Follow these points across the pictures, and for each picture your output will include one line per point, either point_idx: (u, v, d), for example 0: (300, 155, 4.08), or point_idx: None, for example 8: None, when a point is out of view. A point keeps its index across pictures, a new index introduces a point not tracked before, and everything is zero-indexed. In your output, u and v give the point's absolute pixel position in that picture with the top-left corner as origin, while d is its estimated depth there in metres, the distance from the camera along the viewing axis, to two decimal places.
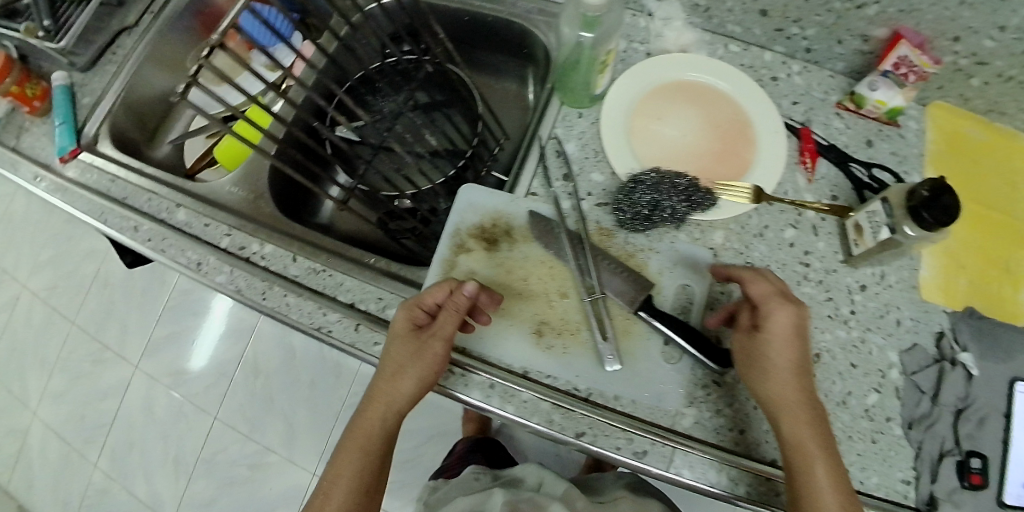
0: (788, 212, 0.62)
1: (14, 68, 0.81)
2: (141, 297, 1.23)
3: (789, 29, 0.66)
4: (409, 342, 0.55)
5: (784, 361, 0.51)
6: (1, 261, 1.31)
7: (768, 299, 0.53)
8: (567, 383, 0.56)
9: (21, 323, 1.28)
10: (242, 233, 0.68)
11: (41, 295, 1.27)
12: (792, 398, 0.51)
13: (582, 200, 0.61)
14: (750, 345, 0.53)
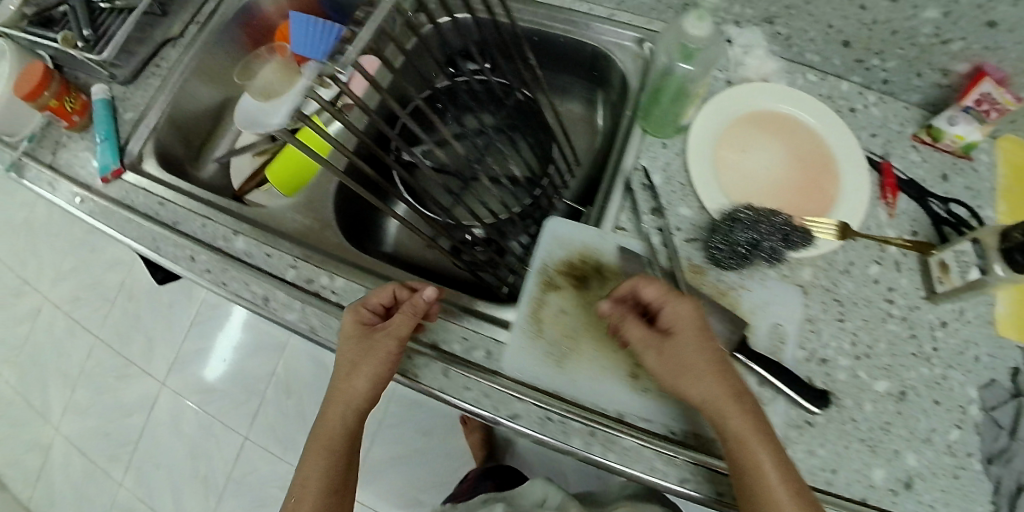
0: (872, 248, 0.62)
1: (54, 80, 0.79)
2: (167, 310, 1.24)
3: (869, 61, 0.66)
4: (362, 340, 0.57)
5: (698, 360, 0.52)
6: (27, 273, 1.33)
7: (667, 300, 0.54)
8: (664, 427, 0.56)
9: (47, 335, 1.29)
10: (310, 265, 0.66)
11: (66, 308, 1.28)
12: (721, 396, 0.51)
13: (672, 235, 0.61)
14: (663, 352, 0.53)
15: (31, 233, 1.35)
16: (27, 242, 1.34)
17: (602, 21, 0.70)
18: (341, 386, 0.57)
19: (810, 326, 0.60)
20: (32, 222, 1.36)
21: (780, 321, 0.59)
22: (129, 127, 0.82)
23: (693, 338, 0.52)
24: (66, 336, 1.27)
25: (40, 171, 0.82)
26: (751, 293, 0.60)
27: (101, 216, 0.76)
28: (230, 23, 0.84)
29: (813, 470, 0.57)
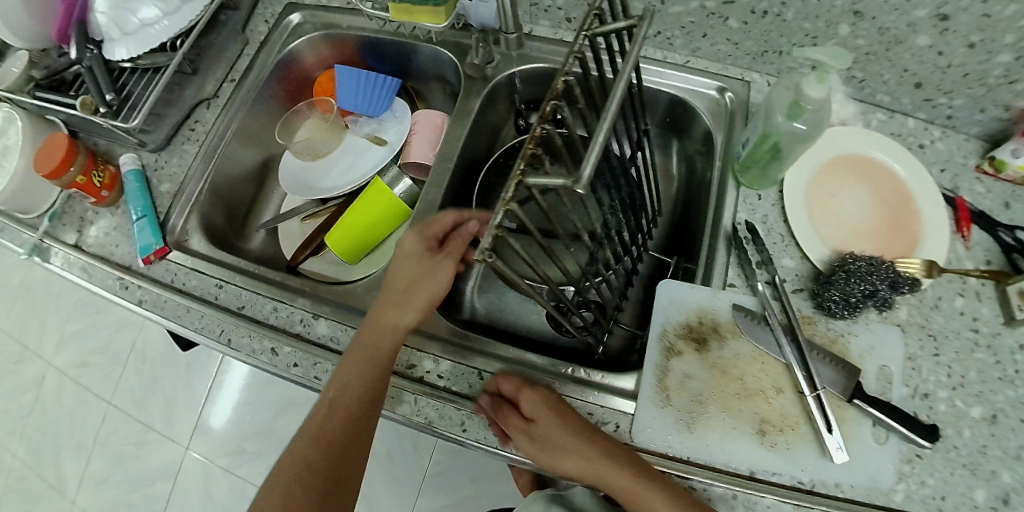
0: (955, 281, 0.66)
1: (80, 153, 0.73)
2: (187, 371, 1.26)
3: (937, 99, 0.68)
4: (423, 258, 0.62)
5: (563, 439, 0.56)
6: (46, 346, 1.36)
7: (521, 392, 0.58)
8: (793, 477, 0.59)
9: (71, 405, 1.30)
10: (408, 349, 0.64)
11: (85, 381, 1.31)
12: (602, 467, 0.56)
13: (781, 285, 0.62)
14: (533, 442, 0.56)
15: (42, 307, 1.39)
16: (50, 316, 1.38)
17: (683, 71, 0.71)
18: (393, 301, 0.61)
19: (911, 363, 0.64)
20: (50, 287, 1.39)
21: (886, 363, 0.62)
22: (167, 200, 0.77)
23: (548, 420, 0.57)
24: (80, 408, 1.30)
25: (70, 253, 0.75)
26: (857, 338, 0.62)
27: (154, 307, 0.70)
28: (268, 82, 0.83)
29: (925, 499, 0.60)
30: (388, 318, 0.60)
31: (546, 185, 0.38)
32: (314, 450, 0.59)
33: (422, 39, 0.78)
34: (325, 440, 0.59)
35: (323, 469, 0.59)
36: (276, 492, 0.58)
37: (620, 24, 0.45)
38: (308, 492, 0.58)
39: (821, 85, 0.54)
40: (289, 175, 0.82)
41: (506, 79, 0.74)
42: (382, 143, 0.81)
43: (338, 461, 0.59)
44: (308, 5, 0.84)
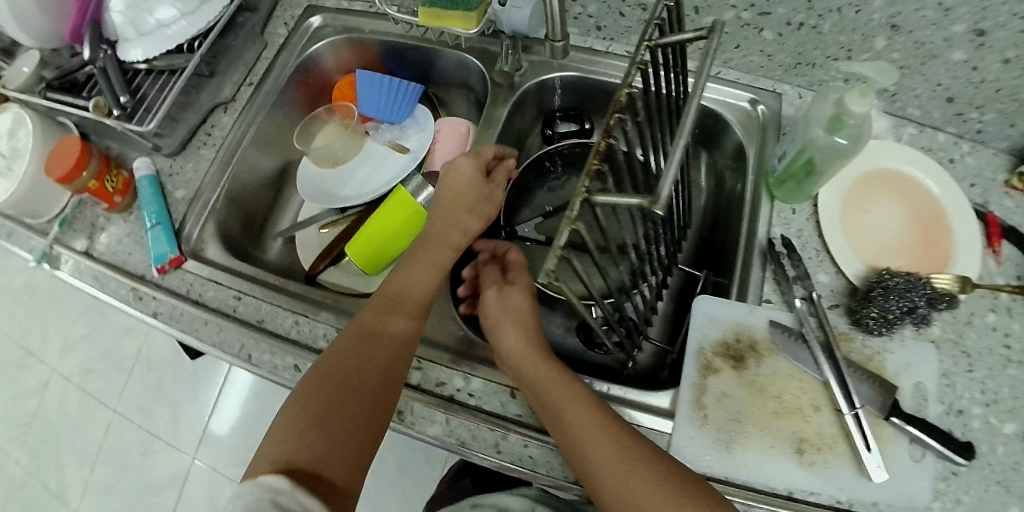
0: (986, 297, 0.66)
1: (93, 157, 0.71)
2: (193, 380, 1.23)
3: (968, 114, 0.67)
4: (481, 182, 0.65)
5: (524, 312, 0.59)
6: (50, 351, 1.33)
7: (518, 266, 0.63)
8: (831, 497, 0.58)
9: (74, 412, 1.27)
10: (437, 366, 0.60)
11: (89, 388, 1.28)
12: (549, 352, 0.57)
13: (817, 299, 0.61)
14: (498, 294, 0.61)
15: (47, 312, 1.36)
16: (55, 321, 1.35)
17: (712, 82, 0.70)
18: (445, 213, 0.65)
19: (944, 380, 0.63)
20: (55, 290, 1.37)
21: (921, 379, 0.62)
22: (182, 207, 0.74)
23: (521, 295, 0.61)
24: (83, 415, 1.26)
25: (81, 261, 0.72)
26: (892, 356, 0.62)
27: (169, 319, 0.67)
28: (287, 87, 0.81)
29: None
30: (449, 231, 0.64)
31: (616, 203, 0.37)
32: (368, 352, 0.55)
33: (449, 43, 0.76)
34: (381, 342, 0.56)
35: (371, 376, 0.54)
36: (317, 386, 0.53)
37: (688, 35, 0.43)
38: (353, 396, 0.52)
39: (865, 101, 0.53)
40: (308, 181, 0.80)
41: (532, 87, 0.72)
42: (403, 151, 0.79)
43: (388, 371, 0.55)
44: (330, 8, 0.83)
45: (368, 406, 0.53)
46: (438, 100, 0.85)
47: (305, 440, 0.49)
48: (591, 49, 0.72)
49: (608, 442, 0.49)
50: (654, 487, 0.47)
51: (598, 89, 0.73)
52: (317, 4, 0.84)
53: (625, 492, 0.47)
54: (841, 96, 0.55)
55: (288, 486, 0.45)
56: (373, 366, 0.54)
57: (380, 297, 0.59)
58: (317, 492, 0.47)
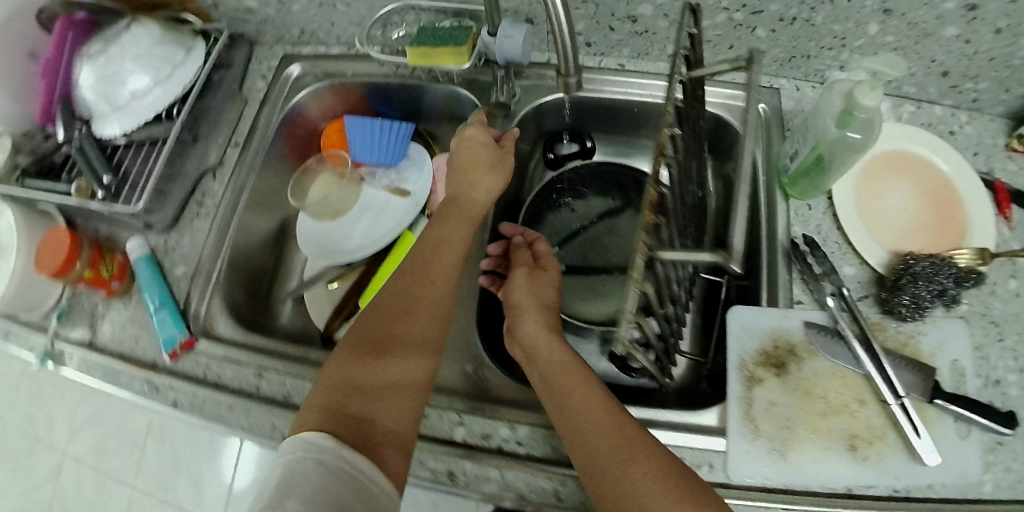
0: (1005, 264, 0.66)
1: (84, 246, 0.67)
2: (210, 446, 1.19)
3: (963, 86, 0.67)
4: (493, 148, 0.66)
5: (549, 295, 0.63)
6: (56, 436, 1.28)
7: (546, 256, 0.67)
8: (889, 487, 0.58)
9: (91, 495, 1.23)
10: (482, 418, 0.58)
11: (103, 468, 1.23)
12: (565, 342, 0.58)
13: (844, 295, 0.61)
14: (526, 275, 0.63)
15: (46, 396, 1.31)
16: (56, 404, 1.30)
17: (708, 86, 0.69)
18: (462, 176, 0.66)
19: (977, 352, 0.64)
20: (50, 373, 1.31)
21: (957, 357, 0.62)
22: (185, 284, 0.71)
23: (541, 285, 0.63)
24: (101, 497, 1.22)
25: (86, 356, 0.68)
26: (926, 337, 0.62)
27: (191, 407, 0.64)
28: (275, 142, 0.78)
29: (1013, 485, 0.60)
30: (472, 190, 0.65)
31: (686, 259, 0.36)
32: (410, 303, 0.57)
33: (441, 79, 0.74)
34: (422, 291, 0.58)
35: (415, 326, 0.56)
36: (366, 336, 0.55)
37: (725, 67, 0.46)
38: (400, 348, 0.54)
39: (875, 94, 0.52)
40: (310, 238, 0.78)
41: (530, 112, 0.71)
42: (404, 195, 0.77)
43: (430, 321, 0.57)
44: (308, 55, 0.80)
45: (414, 355, 0.54)
46: (430, 135, 0.83)
47: (354, 388, 0.51)
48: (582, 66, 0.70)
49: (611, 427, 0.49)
50: (652, 476, 0.46)
51: (595, 105, 0.72)
52: (293, 52, 0.81)
53: (622, 475, 0.46)
54: (851, 88, 0.54)
55: (332, 436, 0.47)
56: (417, 317, 0.56)
57: (416, 250, 0.62)
58: (363, 438, 0.48)
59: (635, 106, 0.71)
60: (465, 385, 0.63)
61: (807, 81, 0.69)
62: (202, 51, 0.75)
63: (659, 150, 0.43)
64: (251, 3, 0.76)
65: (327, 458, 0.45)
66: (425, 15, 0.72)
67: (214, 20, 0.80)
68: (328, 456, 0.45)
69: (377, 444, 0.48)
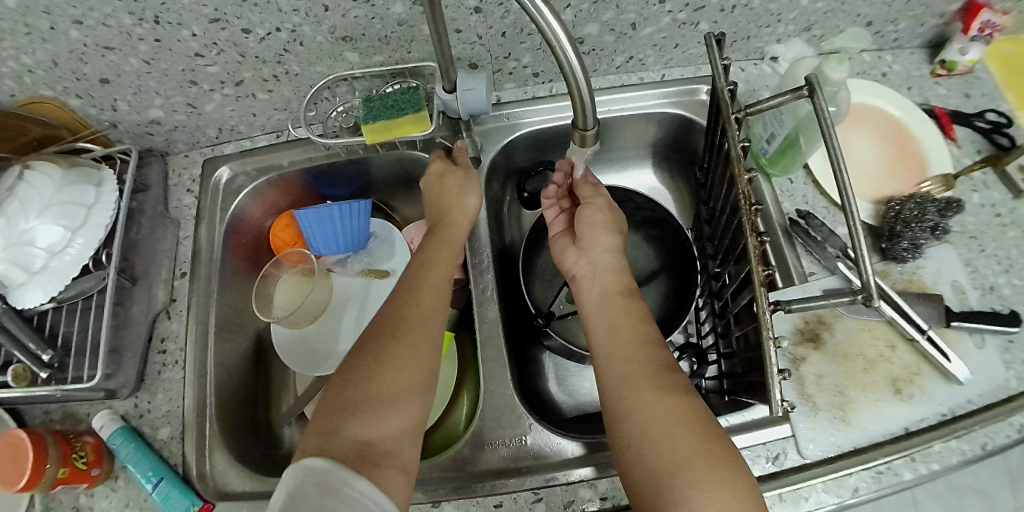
0: (964, 181, 0.72)
1: (48, 442, 0.56)
2: None
3: (885, 29, 0.74)
4: (459, 174, 0.63)
5: (602, 256, 0.60)
6: None
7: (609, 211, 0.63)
8: (942, 416, 0.60)
9: None
10: (559, 486, 0.55)
11: None
12: (612, 295, 0.57)
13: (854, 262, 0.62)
14: (600, 215, 0.61)
15: None
16: None
17: (661, 86, 0.68)
18: (438, 212, 0.62)
19: (972, 269, 0.67)
20: None
21: (955, 278, 0.66)
22: (177, 445, 0.61)
23: (604, 233, 0.61)
24: None
25: None
26: (925, 268, 0.66)
27: None
28: (224, 258, 0.70)
29: None
30: (451, 218, 0.61)
31: (814, 305, 0.45)
32: (400, 317, 0.53)
33: (401, 146, 0.69)
34: (409, 307, 0.53)
35: (407, 340, 0.51)
36: (358, 357, 0.50)
37: (784, 99, 0.51)
38: (394, 361, 0.50)
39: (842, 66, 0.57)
40: (291, 349, 0.67)
41: (498, 153, 0.68)
42: (384, 275, 0.70)
43: (422, 334, 0.52)
44: (233, 154, 0.72)
45: (409, 369, 0.50)
46: (385, 205, 0.78)
47: (349, 407, 0.47)
48: (533, 96, 0.69)
49: (642, 380, 0.49)
50: (682, 421, 0.45)
51: (556, 133, 0.70)
52: (215, 155, 0.73)
53: (650, 426, 0.46)
54: (818, 65, 0.59)
55: (330, 459, 0.42)
56: (409, 331, 0.52)
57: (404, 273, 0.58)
58: (363, 460, 0.43)
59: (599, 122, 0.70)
60: (528, 457, 0.58)
61: (747, 60, 0.72)
62: (114, 183, 0.64)
63: (748, 201, 0.46)
64: (157, 113, 0.66)
65: (329, 481, 0.40)
66: (360, 83, 0.66)
67: (112, 141, 0.70)
68: (327, 479, 0.41)
69: (378, 462, 0.44)
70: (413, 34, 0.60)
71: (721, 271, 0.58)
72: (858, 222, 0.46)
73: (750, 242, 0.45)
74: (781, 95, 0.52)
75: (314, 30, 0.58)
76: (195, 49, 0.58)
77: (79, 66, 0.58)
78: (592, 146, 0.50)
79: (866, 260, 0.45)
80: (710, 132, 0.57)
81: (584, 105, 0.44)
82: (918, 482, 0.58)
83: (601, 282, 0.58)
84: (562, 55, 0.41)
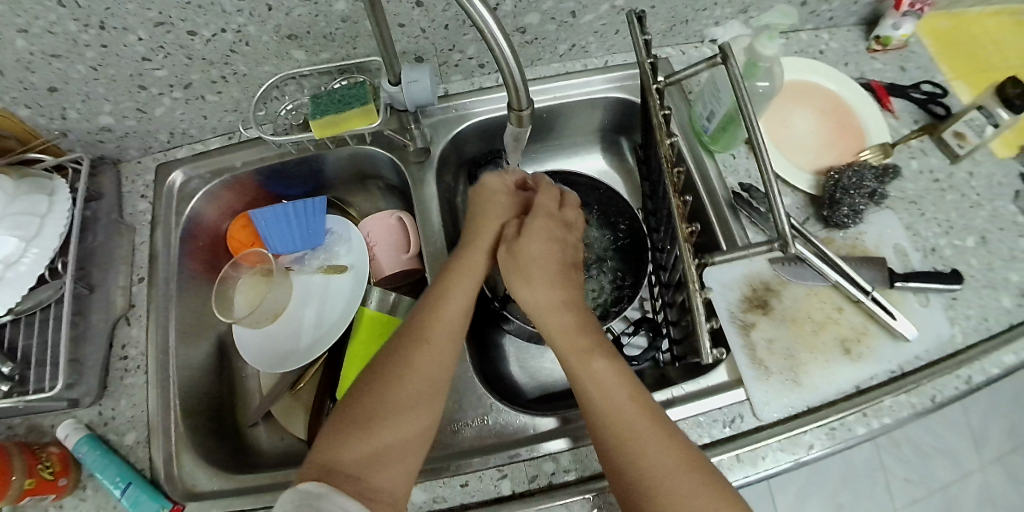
0: (902, 149, 0.75)
1: (13, 454, 0.55)
2: None
3: (819, 8, 0.77)
4: (496, 200, 0.61)
5: (555, 271, 0.57)
6: None
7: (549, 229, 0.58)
8: (890, 371, 0.62)
9: None
10: (523, 462, 0.56)
11: None
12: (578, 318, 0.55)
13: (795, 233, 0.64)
14: (545, 230, 0.58)
15: None
16: None
17: (606, 71, 0.70)
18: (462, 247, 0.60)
19: (914, 232, 0.70)
20: None
21: (897, 241, 0.68)
22: (144, 450, 0.61)
23: (543, 243, 0.57)
24: None
25: None
26: (868, 233, 0.69)
27: None
28: (182, 262, 0.70)
29: (976, 325, 0.65)
30: (472, 254, 0.59)
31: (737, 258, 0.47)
32: (406, 359, 0.52)
33: (352, 141, 0.69)
34: (416, 347, 0.53)
35: (411, 387, 0.51)
36: (367, 395, 0.51)
37: (702, 67, 0.56)
38: (393, 401, 0.50)
39: (772, 43, 0.60)
40: (255, 349, 0.68)
41: (448, 144, 0.70)
42: (341, 270, 0.70)
43: (428, 383, 0.52)
44: (186, 158, 0.72)
45: (411, 415, 0.50)
46: (340, 201, 0.79)
47: (349, 447, 0.48)
48: (480, 87, 0.71)
49: (636, 440, 0.47)
50: (669, 452, 0.46)
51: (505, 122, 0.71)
52: (168, 160, 0.73)
53: (651, 466, 0.46)
54: (750, 43, 0.62)
55: (325, 486, 0.45)
56: (413, 372, 0.52)
57: (421, 304, 0.57)
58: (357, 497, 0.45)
59: (548, 109, 0.72)
60: (491, 436, 0.59)
61: (687, 44, 0.75)
62: (67, 192, 0.64)
63: (670, 163, 0.50)
64: (107, 120, 0.67)
65: (325, 503, 0.43)
66: (308, 81, 0.67)
67: (64, 150, 0.70)
68: (323, 502, 0.43)
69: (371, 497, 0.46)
70: (357, 30, 0.61)
71: (664, 246, 0.60)
72: (773, 176, 0.48)
73: (671, 204, 0.48)
74: (699, 64, 0.56)
75: (260, 29, 0.59)
76: (142, 54, 0.59)
77: (25, 75, 0.58)
78: (529, 126, 0.51)
79: (781, 213, 0.47)
80: (643, 111, 0.60)
81: (516, 85, 0.45)
82: (870, 436, 0.60)
83: (551, 301, 0.55)
84: (494, 42, 0.42)
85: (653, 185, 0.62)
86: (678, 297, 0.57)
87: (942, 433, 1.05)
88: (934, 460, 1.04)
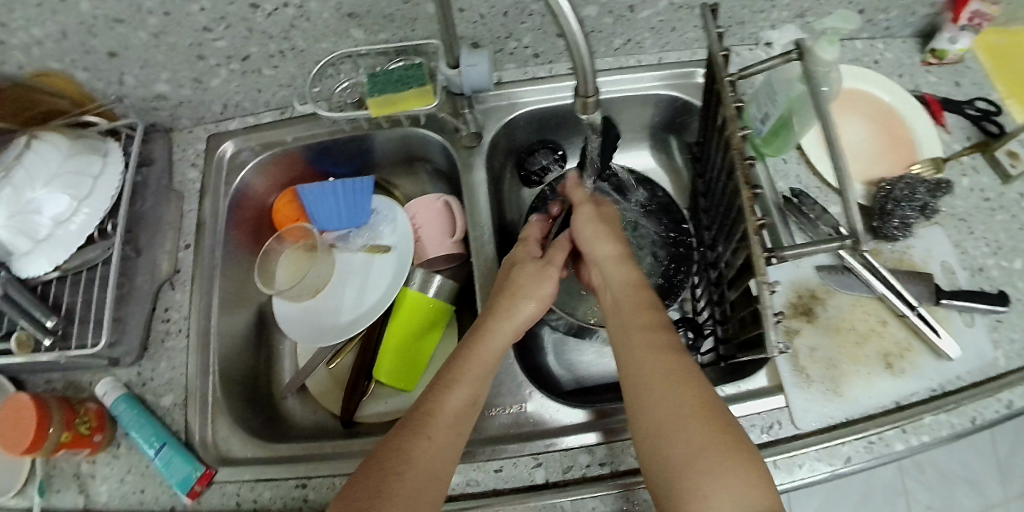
0: (953, 165, 0.74)
1: (51, 406, 0.56)
2: None
3: (876, 17, 0.76)
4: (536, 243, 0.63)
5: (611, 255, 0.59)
6: None
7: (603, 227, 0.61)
8: (931, 389, 0.61)
9: None
10: (558, 452, 0.56)
11: None
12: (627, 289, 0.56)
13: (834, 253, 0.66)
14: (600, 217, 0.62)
15: None
16: None
17: (660, 68, 0.70)
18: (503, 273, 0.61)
19: (961, 249, 0.69)
20: None
21: (943, 258, 0.67)
22: (180, 413, 0.62)
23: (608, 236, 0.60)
24: None
25: None
26: (914, 248, 0.68)
27: None
28: (228, 231, 0.72)
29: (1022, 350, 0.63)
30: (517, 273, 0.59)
31: (809, 252, 0.46)
32: (449, 376, 0.53)
33: (405, 123, 0.70)
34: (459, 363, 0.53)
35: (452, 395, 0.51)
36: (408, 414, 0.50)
37: (777, 62, 0.55)
38: (433, 411, 0.50)
39: None
40: (294, 322, 0.69)
41: (498, 131, 0.70)
42: (384, 250, 0.71)
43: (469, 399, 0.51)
44: (237, 130, 0.73)
45: (450, 429, 0.49)
46: (386, 183, 0.79)
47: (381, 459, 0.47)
48: (533, 77, 0.71)
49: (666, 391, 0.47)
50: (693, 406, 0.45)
51: (555, 113, 0.72)
52: (220, 131, 0.74)
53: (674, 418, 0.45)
54: None
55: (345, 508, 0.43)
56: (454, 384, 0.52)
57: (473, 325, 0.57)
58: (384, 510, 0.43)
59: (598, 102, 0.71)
60: (526, 424, 0.59)
61: (742, 46, 0.74)
62: (120, 155, 0.65)
63: (741, 157, 0.49)
64: (163, 88, 0.68)
65: None
66: (365, 61, 0.68)
67: (118, 116, 0.71)
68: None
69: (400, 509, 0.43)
70: (417, 12, 0.61)
71: (716, 244, 0.60)
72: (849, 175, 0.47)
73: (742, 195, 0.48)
74: (772, 61, 0.56)
75: (321, 6, 0.59)
76: (203, 23, 0.60)
77: (88, 38, 0.59)
78: (593, 112, 0.50)
79: (860, 218, 0.46)
80: (705, 107, 0.60)
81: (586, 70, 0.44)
82: (908, 452, 0.59)
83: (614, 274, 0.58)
84: (568, 27, 0.41)
85: (709, 181, 0.62)
86: (728, 296, 0.57)
87: (969, 462, 1.03)
88: (960, 488, 1.02)
